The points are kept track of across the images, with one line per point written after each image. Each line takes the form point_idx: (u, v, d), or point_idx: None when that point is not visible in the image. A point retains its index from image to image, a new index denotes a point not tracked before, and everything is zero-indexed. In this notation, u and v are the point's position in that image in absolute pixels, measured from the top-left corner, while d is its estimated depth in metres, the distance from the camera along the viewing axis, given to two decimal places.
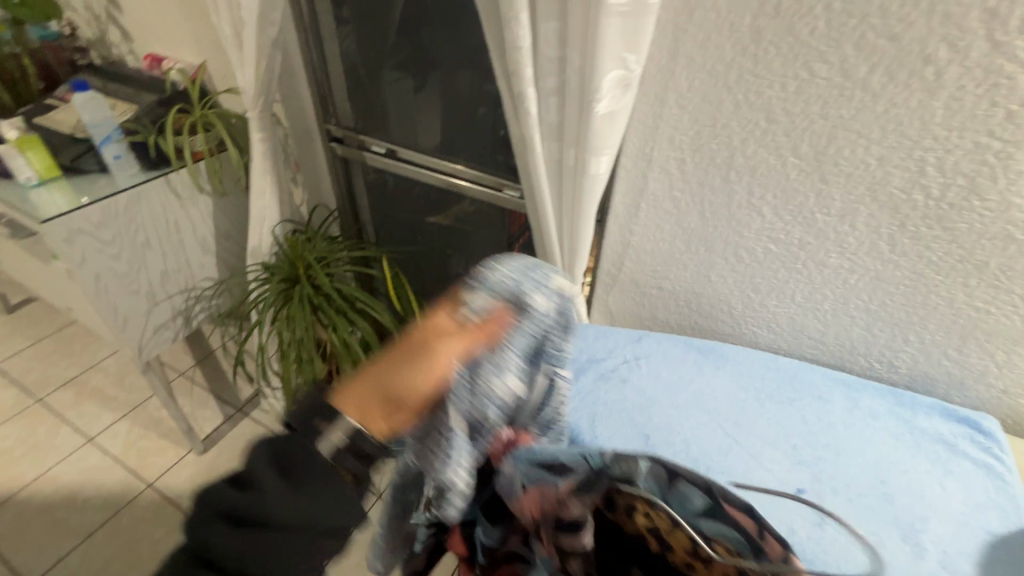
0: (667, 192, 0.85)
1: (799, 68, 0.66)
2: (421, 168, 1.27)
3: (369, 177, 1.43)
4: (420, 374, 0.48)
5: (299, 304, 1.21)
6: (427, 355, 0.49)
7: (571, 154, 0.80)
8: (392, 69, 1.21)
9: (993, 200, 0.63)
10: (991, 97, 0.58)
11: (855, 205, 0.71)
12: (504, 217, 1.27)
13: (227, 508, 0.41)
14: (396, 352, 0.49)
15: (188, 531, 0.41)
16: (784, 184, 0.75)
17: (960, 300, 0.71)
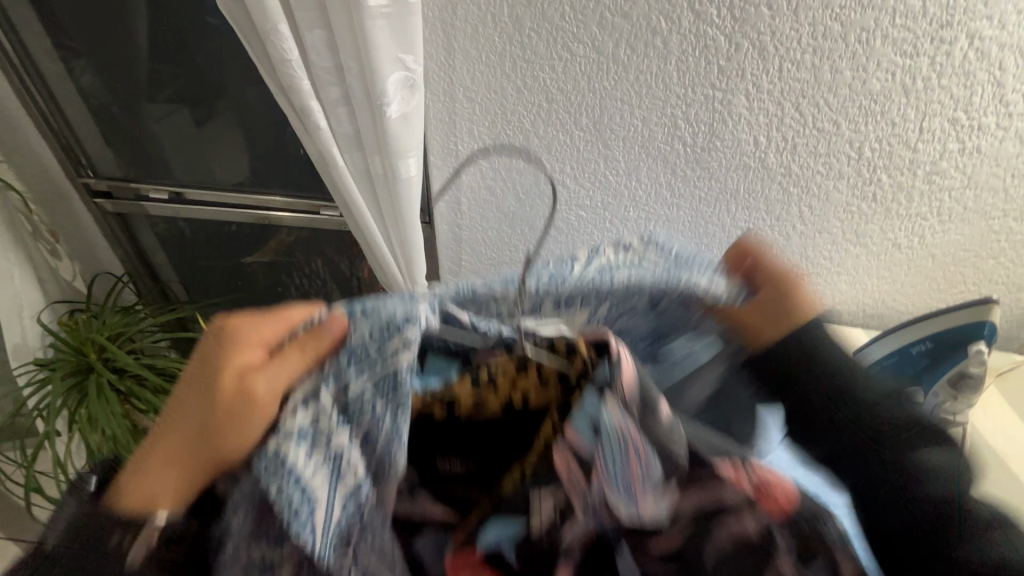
0: (481, 182, 0.88)
1: (560, 49, 0.72)
2: (222, 208, 1.14)
3: (159, 229, 1.23)
4: (227, 436, 0.31)
5: (100, 397, 1.00)
6: (232, 413, 0.30)
7: (378, 162, 0.78)
8: (154, 103, 1.05)
9: (729, 139, 0.77)
10: (706, 57, 0.71)
11: (636, 162, 0.81)
12: (330, 240, 1.20)
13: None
14: (184, 422, 0.31)
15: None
16: (576, 156, 0.82)
17: (728, 224, 0.87)
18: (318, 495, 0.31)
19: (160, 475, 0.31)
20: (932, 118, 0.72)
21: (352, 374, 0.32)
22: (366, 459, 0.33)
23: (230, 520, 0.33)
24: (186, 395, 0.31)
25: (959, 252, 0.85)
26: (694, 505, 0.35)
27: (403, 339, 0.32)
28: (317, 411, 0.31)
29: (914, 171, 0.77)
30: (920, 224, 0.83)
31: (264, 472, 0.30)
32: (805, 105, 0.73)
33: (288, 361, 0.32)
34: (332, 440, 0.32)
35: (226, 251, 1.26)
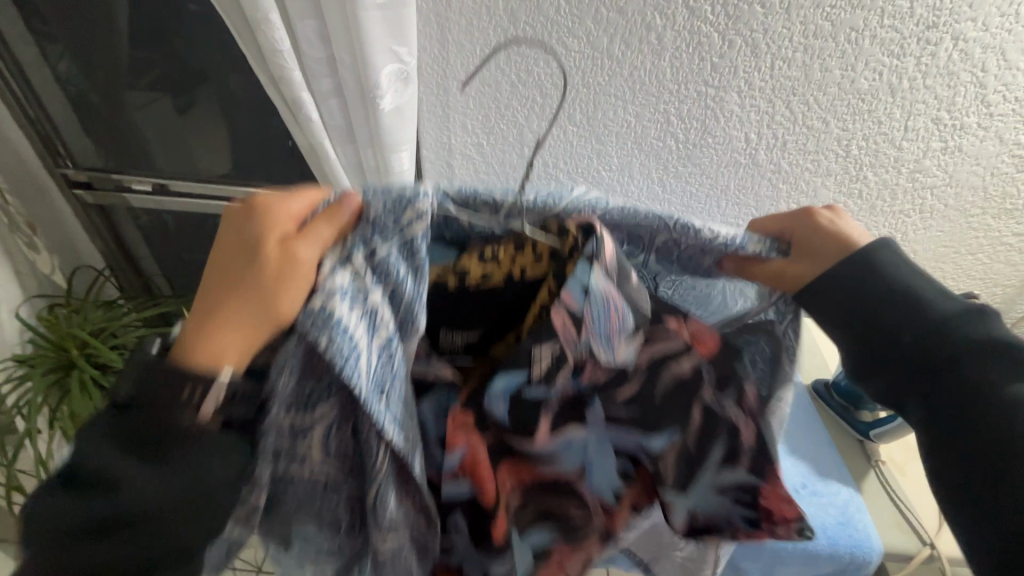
0: (474, 176, 0.88)
1: (555, 44, 0.72)
2: (207, 200, 1.12)
3: (141, 221, 1.21)
4: (277, 291, 0.36)
5: (82, 392, 0.97)
6: (281, 269, 0.36)
7: (371, 156, 0.78)
8: (136, 92, 1.02)
9: (720, 135, 0.78)
10: (700, 54, 0.71)
11: (628, 157, 0.82)
12: None
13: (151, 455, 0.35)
14: (239, 283, 0.36)
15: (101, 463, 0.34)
16: (571, 151, 0.82)
17: (718, 220, 0.88)
18: (358, 342, 0.36)
19: (226, 334, 0.36)
20: (916, 117, 0.74)
21: (378, 240, 0.37)
22: (393, 314, 0.38)
23: (277, 379, 0.37)
24: (240, 261, 0.37)
25: (938, 248, 0.88)
26: (649, 356, 0.44)
27: (415, 210, 0.37)
28: (352, 271, 0.37)
29: (898, 169, 0.79)
30: (903, 221, 0.85)
31: (310, 320, 0.35)
32: (796, 103, 0.74)
33: (318, 229, 0.37)
34: (368, 296, 0.37)
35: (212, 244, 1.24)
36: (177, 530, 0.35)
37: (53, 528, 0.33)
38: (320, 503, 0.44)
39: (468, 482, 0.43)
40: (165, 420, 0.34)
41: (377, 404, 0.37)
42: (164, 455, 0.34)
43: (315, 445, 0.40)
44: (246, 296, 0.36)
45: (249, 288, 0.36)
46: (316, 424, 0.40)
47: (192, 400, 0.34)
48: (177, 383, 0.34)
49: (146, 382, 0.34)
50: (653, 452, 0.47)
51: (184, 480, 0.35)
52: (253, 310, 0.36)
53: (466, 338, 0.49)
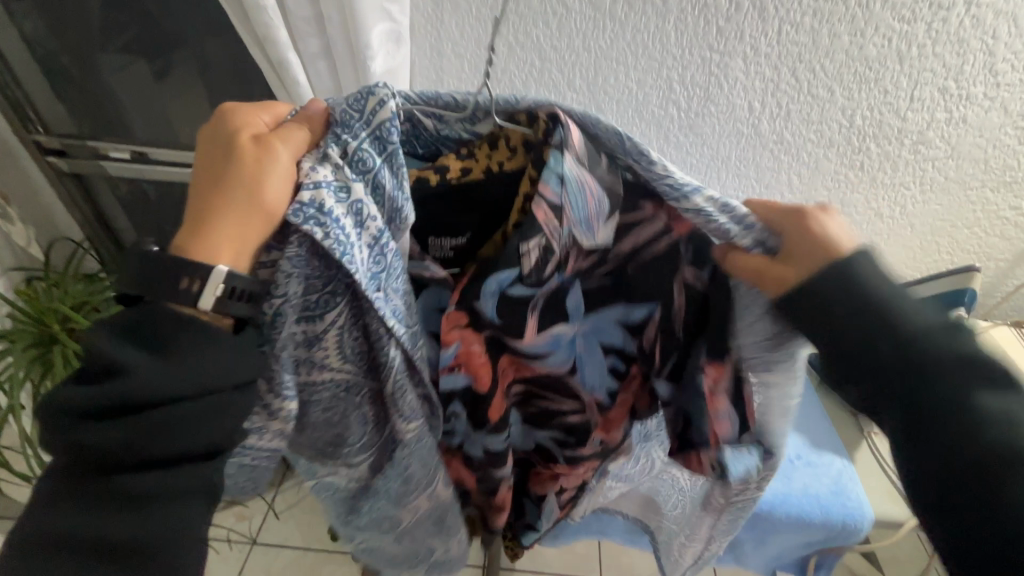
0: None
1: (555, 4, 0.69)
2: (189, 169, 1.07)
3: (120, 191, 1.16)
4: (263, 182, 0.36)
5: (66, 368, 0.95)
6: (262, 163, 0.36)
7: None
8: (109, 54, 0.97)
9: (723, 104, 0.76)
10: (705, 17, 0.68)
11: (628, 126, 0.80)
12: None
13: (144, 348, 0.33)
14: (218, 185, 0.36)
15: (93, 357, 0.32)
16: None
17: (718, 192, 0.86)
18: (348, 233, 0.36)
19: (221, 234, 0.35)
20: (923, 86, 0.72)
21: (350, 136, 0.37)
22: (381, 209, 0.38)
23: (283, 283, 0.37)
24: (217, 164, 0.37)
25: (937, 222, 0.87)
26: (630, 246, 0.45)
27: (377, 101, 0.37)
28: (331, 165, 0.37)
29: (901, 140, 0.78)
30: (903, 193, 0.84)
31: (299, 212, 0.35)
32: (802, 70, 0.72)
33: (293, 131, 0.38)
34: (351, 189, 0.37)
35: None
36: (187, 428, 0.33)
37: (67, 417, 0.32)
38: (344, 402, 0.45)
39: (465, 371, 0.46)
40: (172, 314, 0.33)
41: (377, 297, 0.39)
42: (171, 346, 0.33)
43: (330, 346, 0.41)
44: (231, 193, 0.36)
45: (232, 184, 0.36)
46: (328, 330, 0.40)
47: (193, 293, 0.33)
48: (177, 277, 0.33)
49: (149, 268, 0.34)
50: (636, 326, 0.50)
51: (192, 375, 0.33)
52: (240, 207, 0.36)
53: (454, 244, 0.47)
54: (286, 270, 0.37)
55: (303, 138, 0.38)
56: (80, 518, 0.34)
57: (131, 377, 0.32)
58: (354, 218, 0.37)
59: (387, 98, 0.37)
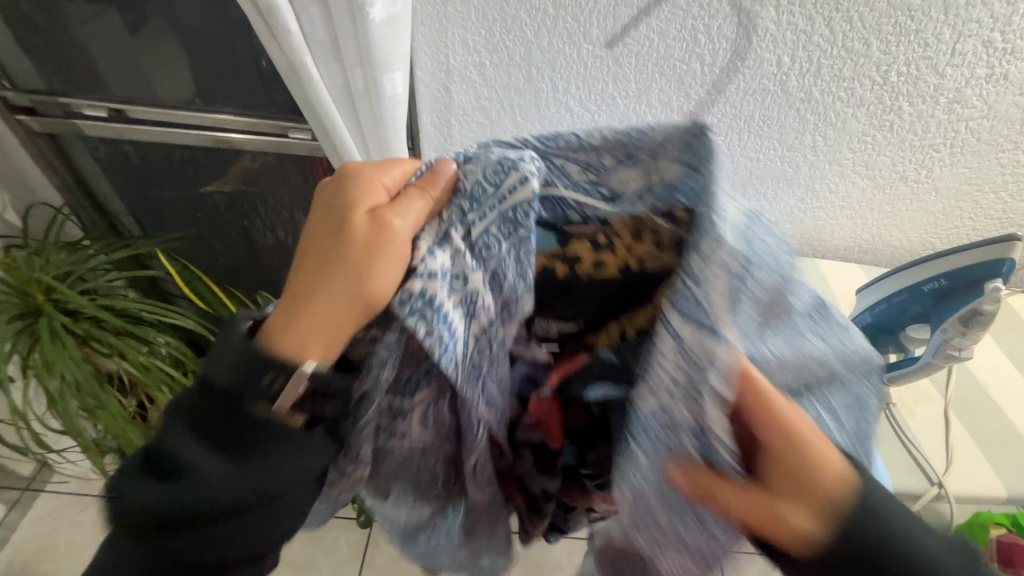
0: (475, 103, 0.80)
1: None
2: (172, 129, 1.00)
3: (99, 153, 1.09)
4: (368, 269, 0.36)
5: (53, 341, 0.91)
6: (371, 247, 0.36)
7: (359, 77, 0.68)
8: (76, 2, 0.88)
9: (751, 58, 0.70)
10: None
11: (647, 83, 0.74)
12: (298, 169, 1.08)
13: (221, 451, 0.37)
14: (321, 263, 0.37)
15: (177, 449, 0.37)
16: (584, 73, 0.74)
17: (738, 153, 0.82)
18: (457, 330, 0.35)
19: (320, 319, 0.37)
20: (966, 39, 0.67)
21: (474, 215, 0.36)
22: (495, 297, 0.37)
23: (376, 370, 0.38)
24: (331, 238, 0.38)
25: (963, 185, 0.84)
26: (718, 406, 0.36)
27: (519, 174, 0.35)
28: (451, 249, 0.36)
29: (936, 99, 0.73)
30: (930, 156, 0.80)
31: (407, 304, 0.34)
32: (838, 21, 0.66)
33: (412, 203, 0.37)
34: (468, 280, 0.36)
35: (181, 180, 1.13)
36: (248, 534, 0.38)
37: (146, 499, 0.37)
38: (419, 467, 0.47)
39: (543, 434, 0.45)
40: (250, 420, 0.36)
41: (476, 389, 0.38)
42: (250, 455, 0.37)
43: (413, 424, 0.41)
44: (335, 279, 0.37)
45: (340, 269, 0.37)
46: (414, 408, 0.41)
47: (275, 392, 0.36)
48: (258, 377, 0.36)
49: (241, 363, 0.36)
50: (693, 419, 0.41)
51: (268, 480, 0.37)
52: (336, 292, 0.36)
53: (562, 327, 0.46)
54: (382, 362, 0.38)
55: (416, 217, 0.37)
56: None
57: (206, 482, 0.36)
58: (463, 312, 0.36)
59: (530, 173, 0.35)
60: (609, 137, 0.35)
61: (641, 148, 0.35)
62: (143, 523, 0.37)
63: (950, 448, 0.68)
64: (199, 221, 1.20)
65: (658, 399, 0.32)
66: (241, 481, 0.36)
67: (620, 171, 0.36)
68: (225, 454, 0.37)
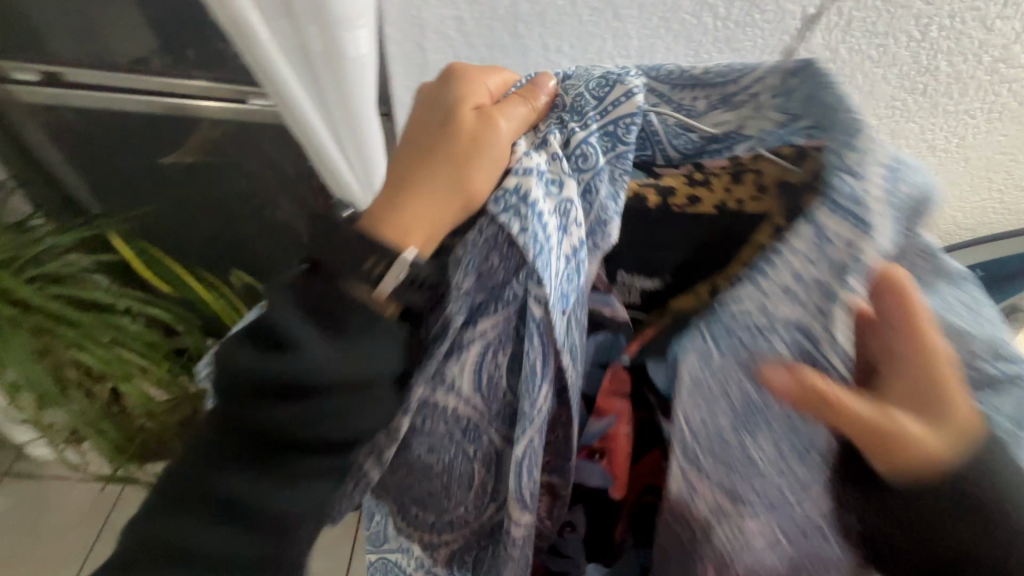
0: (454, 65, 0.70)
1: None
2: (110, 95, 0.91)
3: (40, 122, 0.99)
4: (472, 157, 0.39)
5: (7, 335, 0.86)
6: (479, 136, 0.39)
7: (316, 35, 0.58)
8: None
9: (771, 9, 0.61)
10: None
11: (652, 39, 0.65)
12: (264, 140, 0.98)
13: (314, 317, 0.37)
14: (424, 154, 0.41)
15: (262, 322, 0.36)
16: (578, 29, 0.65)
17: None
18: (550, 233, 0.37)
19: (423, 206, 0.39)
20: None
21: (577, 127, 0.41)
22: (583, 217, 0.40)
23: (454, 276, 0.39)
24: (440, 129, 0.41)
25: (997, 155, 0.74)
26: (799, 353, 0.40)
27: (623, 89, 0.40)
28: (547, 156, 0.40)
29: (979, 57, 0.64)
30: (965, 123, 0.71)
31: (503, 201, 0.37)
32: None
33: (516, 107, 0.41)
34: (563, 186, 0.39)
35: (136, 151, 1.03)
36: (346, 417, 0.37)
37: (247, 376, 0.36)
38: (453, 446, 0.44)
39: (605, 467, 0.48)
40: (343, 297, 0.37)
41: (557, 315, 0.38)
42: (342, 326, 0.37)
43: (466, 365, 0.41)
44: (438, 167, 0.40)
45: (447, 155, 0.39)
46: (474, 340, 0.40)
47: (376, 278, 0.37)
48: (361, 260, 0.37)
49: (342, 241, 0.38)
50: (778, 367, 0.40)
51: (351, 365, 0.36)
52: (439, 177, 0.39)
53: (646, 285, 0.50)
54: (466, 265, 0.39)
55: (521, 119, 0.41)
56: (226, 479, 0.38)
57: (300, 356, 0.35)
58: (557, 217, 0.38)
59: (634, 88, 0.40)
60: (711, 73, 0.39)
61: (737, 89, 0.39)
62: (243, 406, 0.37)
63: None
64: (162, 195, 1.11)
65: (788, 299, 0.34)
66: (332, 354, 0.36)
67: (714, 113, 0.41)
68: (319, 323, 0.37)
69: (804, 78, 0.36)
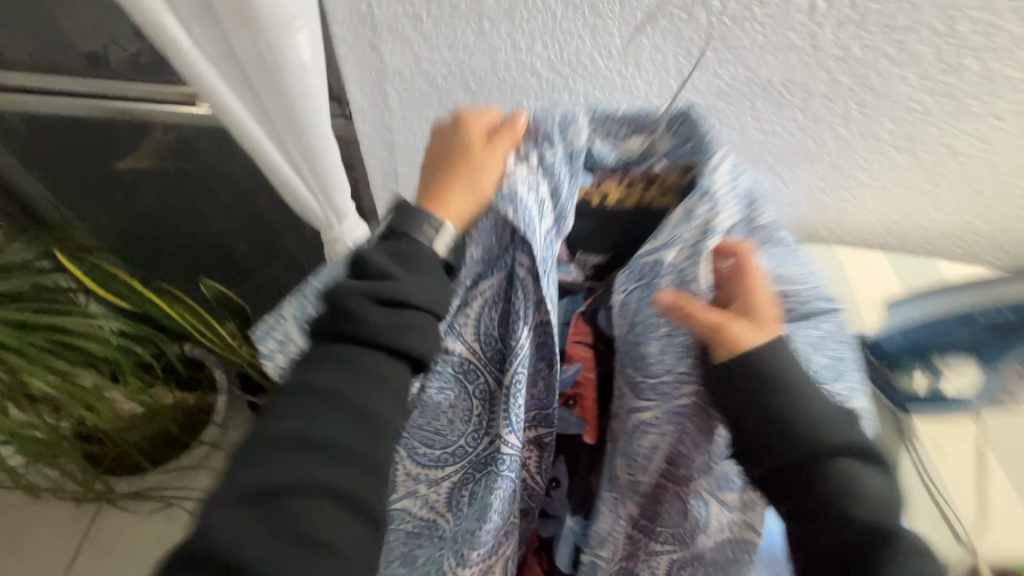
0: (414, 67, 0.62)
1: None
2: (68, 99, 0.85)
3: None
4: (480, 170, 0.47)
5: None
6: (485, 153, 0.47)
7: (248, 42, 0.51)
8: None
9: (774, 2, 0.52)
10: None
11: (636, 38, 0.57)
12: (224, 144, 0.91)
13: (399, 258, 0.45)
14: (444, 165, 0.48)
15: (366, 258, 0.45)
16: (552, 27, 0.56)
17: (749, 125, 0.66)
18: (533, 211, 0.44)
19: (462, 191, 0.47)
20: None
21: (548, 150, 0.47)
22: (553, 209, 0.47)
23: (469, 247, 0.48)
24: (455, 147, 0.48)
25: None
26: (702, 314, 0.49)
27: (569, 127, 0.48)
28: (528, 167, 0.46)
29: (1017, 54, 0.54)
30: (992, 126, 0.62)
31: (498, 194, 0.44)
32: None
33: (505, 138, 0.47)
34: (537, 186, 0.46)
35: (89, 156, 0.96)
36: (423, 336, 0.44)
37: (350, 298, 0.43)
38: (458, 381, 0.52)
39: (578, 413, 0.56)
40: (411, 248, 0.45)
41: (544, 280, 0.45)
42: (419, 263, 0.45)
43: (471, 315, 0.50)
44: (457, 172, 0.47)
45: (462, 165, 0.47)
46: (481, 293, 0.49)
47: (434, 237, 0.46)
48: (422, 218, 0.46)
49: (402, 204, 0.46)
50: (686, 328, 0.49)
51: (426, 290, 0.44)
52: (459, 182, 0.47)
53: (597, 261, 0.58)
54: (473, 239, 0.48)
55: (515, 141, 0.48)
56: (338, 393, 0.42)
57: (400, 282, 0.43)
58: (533, 206, 0.44)
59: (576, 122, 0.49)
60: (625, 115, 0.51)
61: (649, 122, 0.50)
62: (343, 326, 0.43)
63: (986, 506, 0.61)
64: (122, 202, 1.04)
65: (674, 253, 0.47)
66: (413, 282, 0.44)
67: (632, 139, 0.51)
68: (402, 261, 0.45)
69: (685, 123, 0.50)
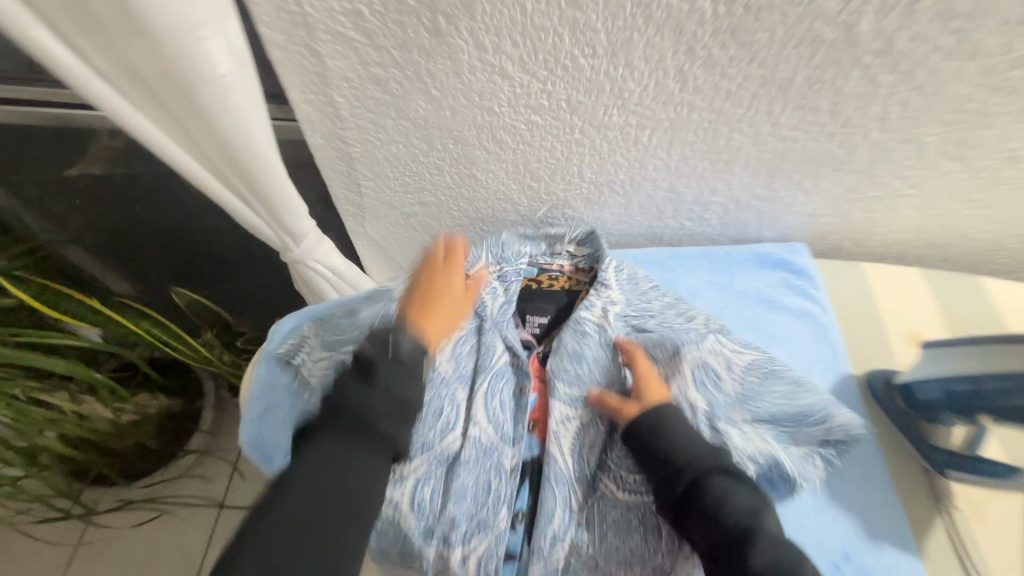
0: (361, 70, 0.52)
1: None
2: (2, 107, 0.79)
3: None
4: (463, 305, 0.56)
5: None
6: (464, 294, 0.56)
7: (144, 53, 0.42)
8: None
9: None
10: None
11: (625, 33, 0.46)
12: None
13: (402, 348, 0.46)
14: (429, 298, 0.53)
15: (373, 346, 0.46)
16: (520, 22, 0.46)
17: (765, 131, 0.55)
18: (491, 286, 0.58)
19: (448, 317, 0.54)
20: None
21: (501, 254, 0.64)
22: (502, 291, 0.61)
23: None
24: (436, 284, 0.55)
25: None
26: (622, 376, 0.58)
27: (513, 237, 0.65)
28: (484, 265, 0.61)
29: None
30: None
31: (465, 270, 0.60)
32: None
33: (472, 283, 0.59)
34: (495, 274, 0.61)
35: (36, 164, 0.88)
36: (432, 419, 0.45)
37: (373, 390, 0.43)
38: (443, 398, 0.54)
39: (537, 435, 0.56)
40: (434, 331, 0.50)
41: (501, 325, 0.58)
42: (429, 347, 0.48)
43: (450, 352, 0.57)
44: (446, 303, 0.54)
45: (449, 299, 0.55)
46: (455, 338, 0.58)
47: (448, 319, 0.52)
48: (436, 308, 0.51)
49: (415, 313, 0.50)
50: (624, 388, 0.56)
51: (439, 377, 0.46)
52: (450, 315, 0.54)
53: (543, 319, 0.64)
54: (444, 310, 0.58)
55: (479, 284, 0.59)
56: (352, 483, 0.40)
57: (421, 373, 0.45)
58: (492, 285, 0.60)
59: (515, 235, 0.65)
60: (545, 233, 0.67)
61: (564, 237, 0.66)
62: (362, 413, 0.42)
63: None
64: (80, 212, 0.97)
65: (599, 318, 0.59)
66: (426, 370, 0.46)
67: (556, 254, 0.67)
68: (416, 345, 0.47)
69: (591, 239, 0.65)
